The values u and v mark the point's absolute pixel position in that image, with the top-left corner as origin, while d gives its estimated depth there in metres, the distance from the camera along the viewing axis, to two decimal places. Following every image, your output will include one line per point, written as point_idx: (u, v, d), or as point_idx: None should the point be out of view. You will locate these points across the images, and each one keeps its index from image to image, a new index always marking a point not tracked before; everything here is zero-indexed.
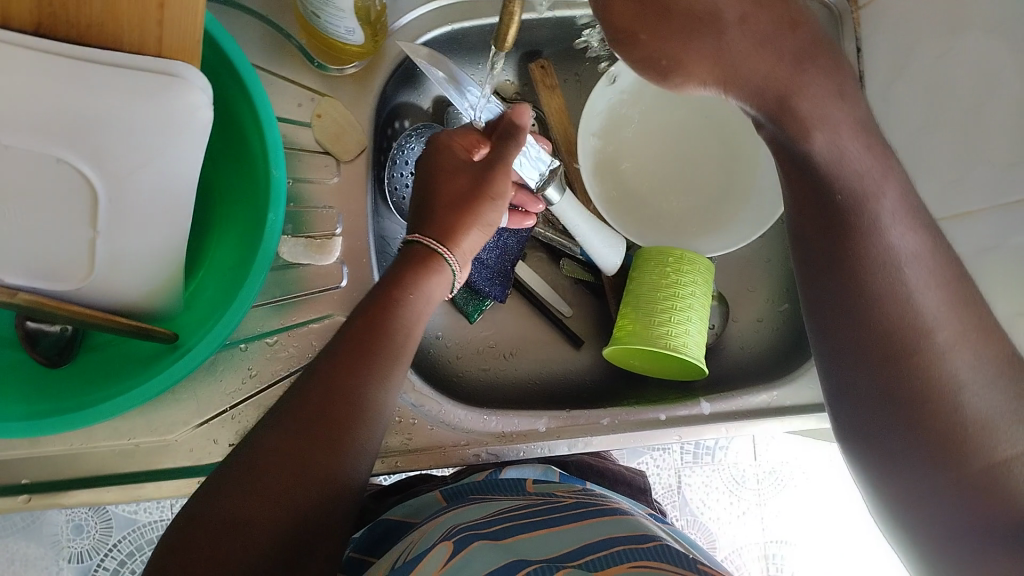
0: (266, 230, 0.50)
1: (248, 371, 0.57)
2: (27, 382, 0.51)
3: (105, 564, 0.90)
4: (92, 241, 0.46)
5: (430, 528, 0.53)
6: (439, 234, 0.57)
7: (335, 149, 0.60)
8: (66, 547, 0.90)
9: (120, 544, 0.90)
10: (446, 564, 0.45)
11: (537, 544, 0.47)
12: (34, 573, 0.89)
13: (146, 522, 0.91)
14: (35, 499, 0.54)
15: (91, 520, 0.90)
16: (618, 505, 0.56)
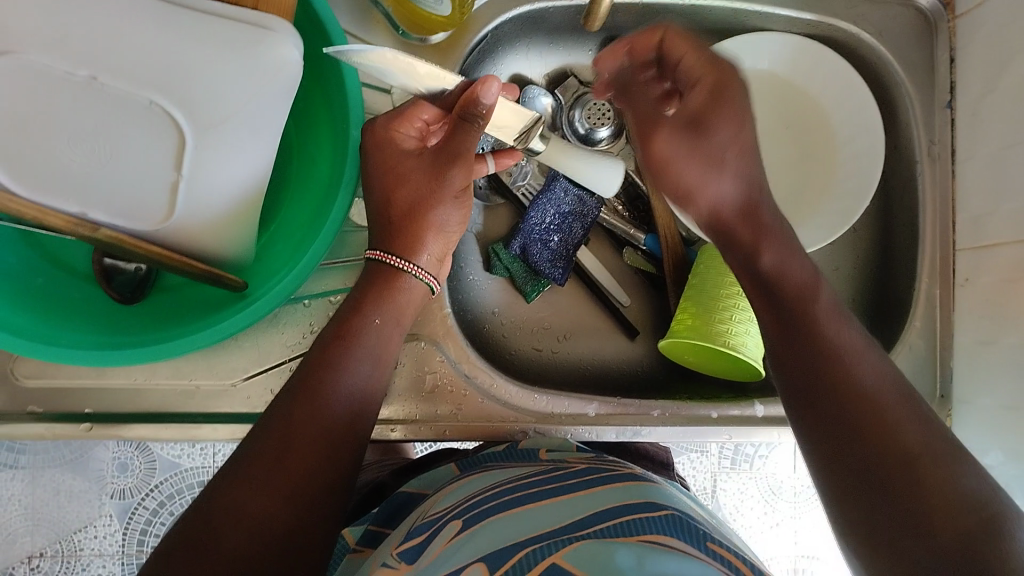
0: (340, 187, 0.51)
1: (309, 327, 0.58)
2: (98, 315, 0.53)
3: (146, 503, 0.93)
4: (174, 183, 0.47)
5: (443, 498, 0.55)
6: (402, 250, 0.52)
7: None
8: (110, 484, 0.92)
9: (161, 486, 0.93)
10: (446, 544, 0.47)
11: (537, 518, 0.48)
12: (78, 506, 0.92)
13: (188, 467, 0.93)
14: (96, 428, 0.55)
15: (135, 460, 0.93)
16: (635, 470, 0.56)
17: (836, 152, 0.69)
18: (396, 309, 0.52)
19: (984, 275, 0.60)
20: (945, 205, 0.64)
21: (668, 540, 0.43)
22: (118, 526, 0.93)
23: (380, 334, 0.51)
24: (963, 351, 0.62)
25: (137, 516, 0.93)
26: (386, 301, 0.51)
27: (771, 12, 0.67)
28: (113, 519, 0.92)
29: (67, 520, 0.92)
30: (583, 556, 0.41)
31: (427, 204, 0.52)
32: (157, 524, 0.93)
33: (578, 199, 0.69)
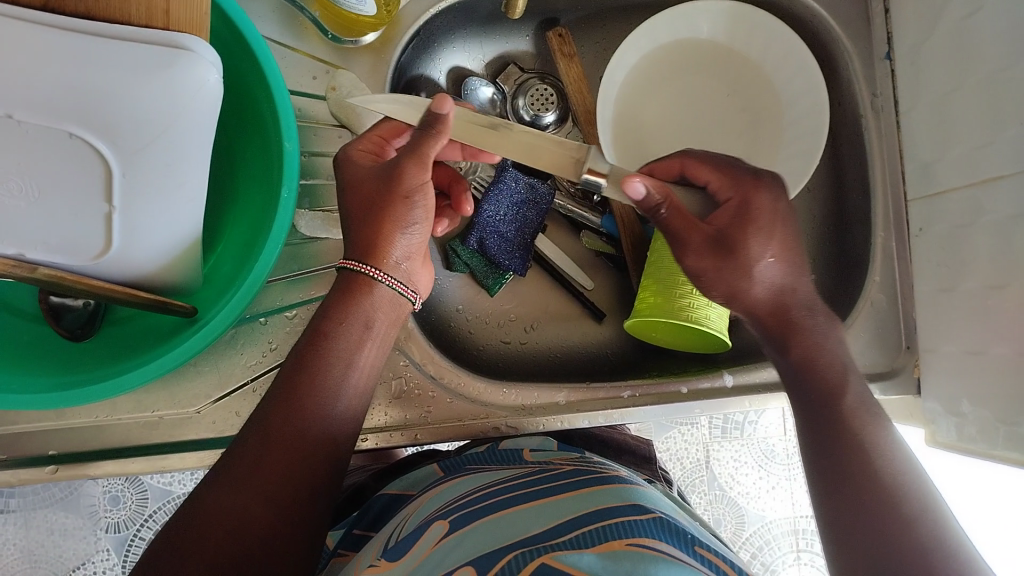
0: (279, 203, 0.50)
1: (268, 345, 0.57)
2: (50, 355, 0.52)
3: (141, 534, 0.92)
4: (107, 215, 0.46)
5: (426, 502, 0.55)
6: (365, 252, 0.50)
7: (351, 122, 0.59)
8: (104, 518, 0.92)
9: (155, 516, 0.92)
10: (436, 544, 0.47)
11: (527, 520, 0.48)
12: (73, 543, 0.91)
13: (181, 494, 0.92)
14: (63, 469, 0.55)
15: (127, 492, 0.92)
16: (618, 472, 0.57)
17: (783, 114, 0.68)
18: (362, 320, 0.50)
19: (938, 222, 0.60)
20: (894, 156, 0.64)
21: (652, 541, 0.44)
22: (116, 560, 0.91)
23: (355, 345, 0.49)
24: (924, 301, 0.62)
25: (133, 548, 0.92)
26: (356, 312, 0.49)
27: None
28: (110, 553, 0.91)
29: (64, 557, 0.91)
30: (577, 555, 0.41)
31: (386, 201, 0.50)
32: None
33: (530, 187, 0.68)
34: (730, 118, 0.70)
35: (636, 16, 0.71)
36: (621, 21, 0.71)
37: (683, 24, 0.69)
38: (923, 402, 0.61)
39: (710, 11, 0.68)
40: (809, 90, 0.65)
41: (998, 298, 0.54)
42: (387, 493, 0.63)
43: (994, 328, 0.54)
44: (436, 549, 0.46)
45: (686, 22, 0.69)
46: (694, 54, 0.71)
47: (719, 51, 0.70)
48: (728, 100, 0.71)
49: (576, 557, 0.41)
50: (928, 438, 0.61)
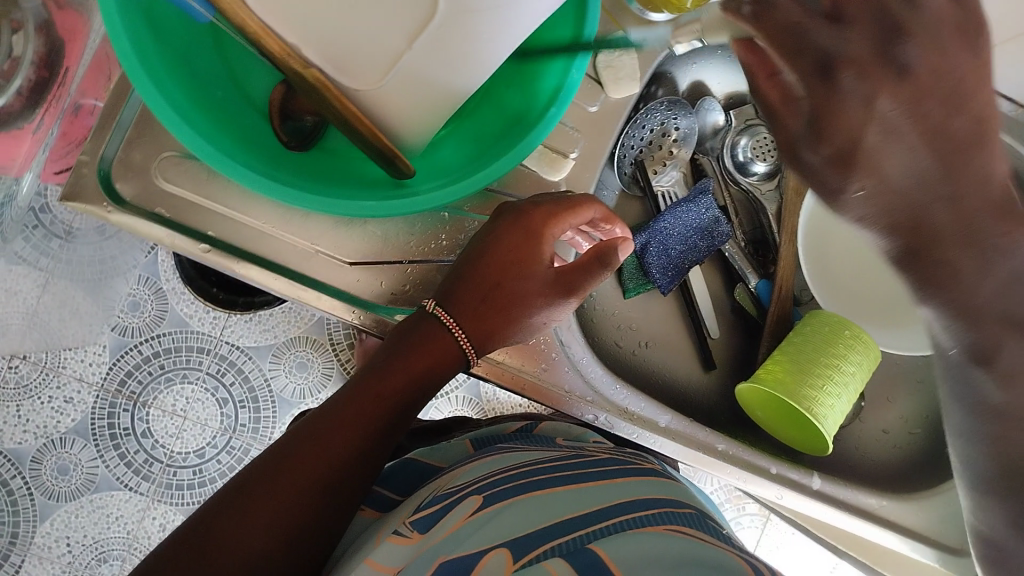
0: (543, 119, 0.51)
1: (438, 237, 0.59)
2: (264, 148, 0.52)
3: (141, 349, 0.84)
4: (398, 55, 0.47)
5: (459, 475, 0.57)
6: (469, 328, 0.56)
7: (608, 81, 0.61)
8: (116, 317, 0.83)
9: (162, 338, 0.84)
10: (467, 518, 0.48)
11: (565, 501, 0.49)
12: (77, 324, 0.83)
13: (195, 331, 0.85)
14: (212, 253, 0.55)
15: (149, 300, 0.84)
16: (653, 463, 0.58)
17: None
18: (431, 355, 0.55)
19: None
20: None
21: (689, 531, 0.44)
22: (107, 361, 0.83)
23: (424, 371, 0.55)
24: None
25: (128, 358, 0.83)
26: (427, 344, 0.55)
27: None
28: (104, 352, 0.83)
29: (62, 335, 0.82)
30: (619, 546, 0.41)
31: (521, 311, 0.56)
32: (144, 373, 0.84)
33: (716, 220, 0.68)
34: None
35: None
36: None
37: None
38: None
39: None
40: None
41: None
42: (421, 459, 0.63)
43: None
44: (464, 524, 0.48)
45: None
46: None
47: None
48: None
49: (619, 542, 0.42)
50: None
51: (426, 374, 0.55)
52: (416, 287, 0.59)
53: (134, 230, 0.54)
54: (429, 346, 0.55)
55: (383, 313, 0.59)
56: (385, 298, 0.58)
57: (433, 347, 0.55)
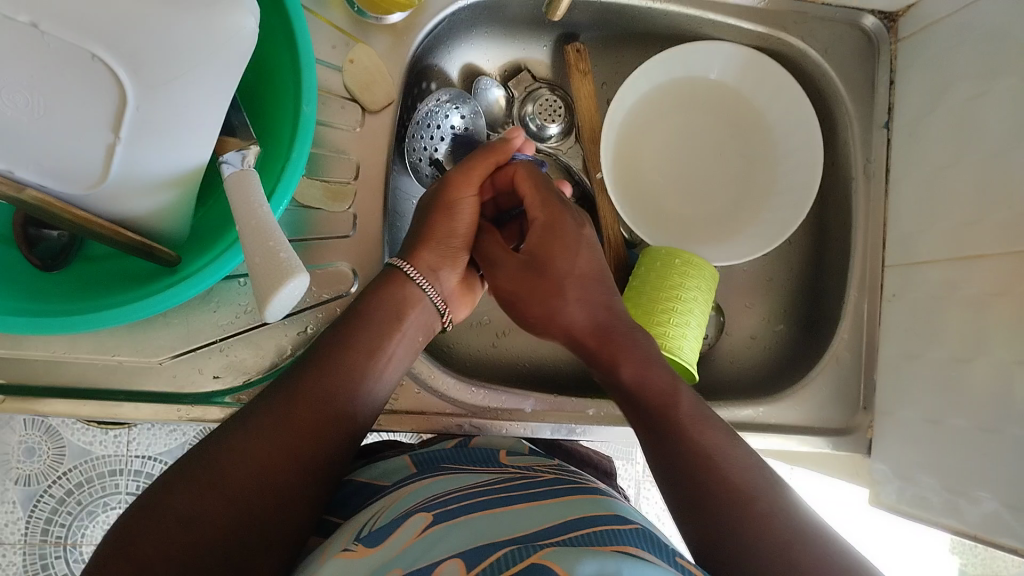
0: (287, 165, 0.48)
1: (241, 307, 0.56)
2: (20, 279, 0.50)
3: (52, 491, 0.86)
4: (110, 147, 0.44)
5: (406, 495, 0.50)
6: (419, 267, 0.54)
7: (364, 98, 0.59)
8: (15, 469, 0.85)
9: (69, 475, 0.86)
10: (417, 536, 0.43)
11: (502, 525, 0.44)
12: None
13: (100, 455, 0.86)
14: (10, 402, 0.53)
15: (44, 443, 0.86)
16: (597, 484, 0.54)
17: (777, 165, 0.71)
18: (394, 312, 0.52)
19: (912, 291, 0.64)
20: (879, 221, 0.68)
21: (630, 549, 0.39)
22: (21, 514, 0.85)
23: (377, 353, 0.51)
24: (888, 363, 0.65)
25: (41, 504, 0.85)
26: (391, 311, 0.52)
27: (722, 21, 0.69)
28: (16, 507, 0.85)
29: None
30: (565, 553, 0.37)
31: (445, 224, 0.55)
32: (63, 513, 0.86)
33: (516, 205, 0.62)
34: (725, 160, 0.72)
35: (652, 47, 0.72)
36: (638, 46, 0.72)
37: (699, 61, 0.70)
38: (873, 463, 0.65)
39: (725, 55, 0.69)
40: (808, 145, 0.68)
41: (964, 369, 0.57)
42: (353, 482, 0.57)
43: (955, 398, 0.58)
44: (419, 542, 0.42)
45: (701, 60, 0.70)
46: (698, 91, 0.72)
47: (725, 93, 0.72)
48: (724, 143, 0.72)
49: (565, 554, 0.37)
50: (871, 498, 0.65)
51: (383, 322, 0.51)
52: (247, 360, 0.57)
53: None
54: (400, 288, 0.53)
55: (207, 401, 0.55)
56: (211, 383, 0.56)
57: (401, 308, 0.52)
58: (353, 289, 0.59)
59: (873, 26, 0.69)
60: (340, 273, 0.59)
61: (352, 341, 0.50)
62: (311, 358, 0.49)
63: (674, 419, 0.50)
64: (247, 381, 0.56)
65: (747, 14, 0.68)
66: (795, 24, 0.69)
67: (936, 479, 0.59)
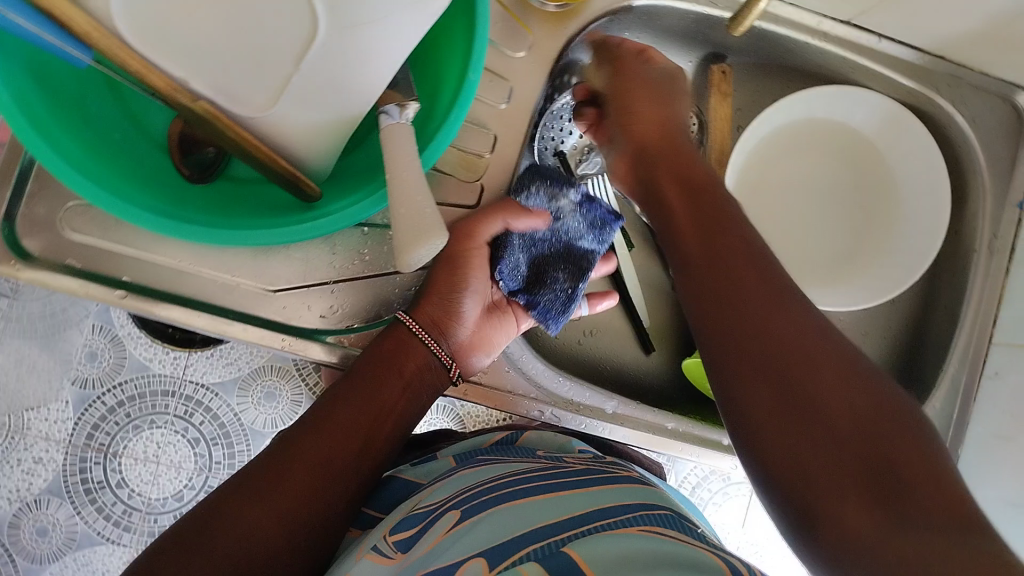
0: (443, 127, 0.49)
1: (360, 254, 0.58)
2: (167, 184, 0.52)
3: (105, 399, 0.83)
4: (288, 76, 0.45)
5: (434, 490, 0.55)
6: (427, 321, 0.56)
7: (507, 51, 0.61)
8: (75, 369, 0.83)
9: (124, 386, 0.83)
10: (446, 533, 0.47)
11: (536, 510, 0.48)
12: (37, 382, 0.83)
13: (158, 373, 0.83)
14: (130, 298, 0.54)
15: (106, 350, 0.84)
16: (631, 472, 0.57)
17: (898, 222, 0.70)
18: (395, 361, 0.55)
19: (1017, 373, 0.62)
20: (994, 298, 0.66)
21: (658, 528, 0.45)
22: (71, 416, 0.82)
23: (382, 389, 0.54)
24: (975, 440, 0.64)
25: (92, 410, 0.83)
26: (393, 359, 0.55)
27: (875, 69, 0.68)
28: (68, 407, 0.82)
29: (23, 395, 0.82)
30: (594, 543, 0.41)
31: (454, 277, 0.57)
32: (109, 424, 0.83)
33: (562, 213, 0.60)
34: (847, 207, 0.72)
35: (794, 80, 0.72)
36: (782, 77, 0.72)
37: (842, 103, 0.69)
38: None
39: (871, 104, 0.69)
40: (934, 208, 0.68)
41: None
42: (399, 478, 0.59)
43: None
44: (445, 539, 0.46)
45: (844, 103, 0.69)
46: (833, 134, 0.72)
47: (857, 140, 0.71)
48: (847, 190, 0.72)
49: (593, 541, 0.42)
50: None
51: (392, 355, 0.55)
52: (353, 305, 0.58)
53: (45, 285, 0.53)
54: (400, 338, 0.55)
55: (311, 337, 0.57)
56: (316, 321, 0.57)
57: (401, 360, 0.55)
58: None
59: None
60: None
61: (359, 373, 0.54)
62: (325, 397, 0.53)
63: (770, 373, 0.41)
64: (350, 326, 0.58)
65: (901, 66, 0.67)
66: (948, 86, 0.68)
67: None
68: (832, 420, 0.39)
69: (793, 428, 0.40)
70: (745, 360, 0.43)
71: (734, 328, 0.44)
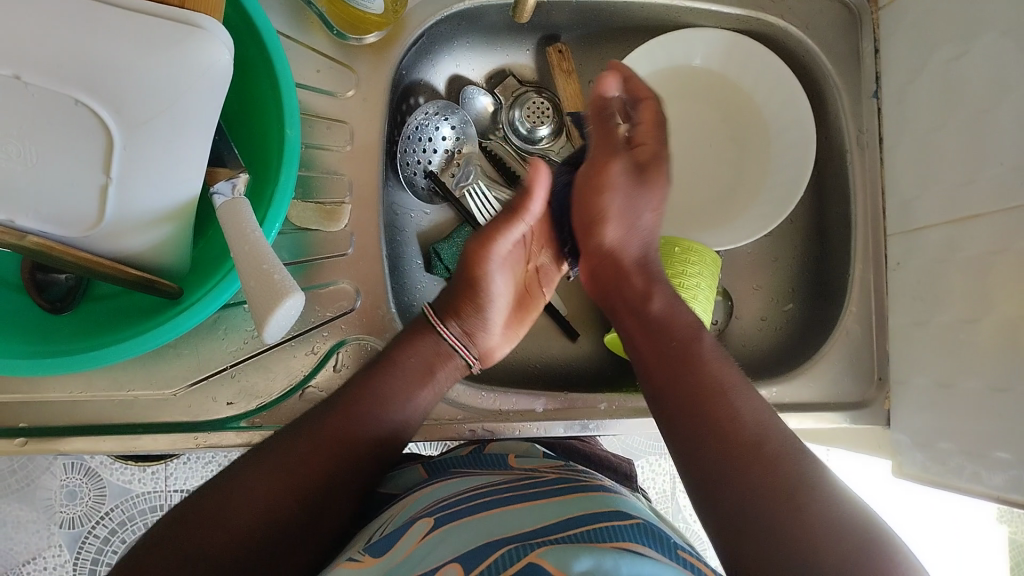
0: (277, 189, 0.49)
1: (250, 332, 0.58)
2: (31, 324, 0.52)
3: (96, 532, 0.85)
4: (103, 187, 0.45)
5: (414, 502, 0.51)
6: (463, 324, 0.58)
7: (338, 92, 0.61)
8: (59, 513, 0.85)
9: (111, 514, 0.85)
10: (421, 540, 0.43)
11: (514, 519, 0.44)
12: (26, 536, 0.85)
13: (140, 493, 0.86)
14: (31, 443, 0.54)
15: (84, 485, 0.85)
16: (597, 480, 0.53)
17: (771, 145, 0.71)
18: (423, 369, 0.55)
19: (914, 257, 0.63)
20: (877, 191, 0.67)
21: (634, 547, 0.40)
22: (69, 557, 0.85)
23: (406, 400, 0.54)
24: (897, 332, 0.65)
25: (87, 545, 0.85)
26: (422, 364, 0.55)
27: (700, 8, 0.69)
28: (62, 549, 0.85)
29: (15, 551, 0.85)
30: (564, 552, 0.37)
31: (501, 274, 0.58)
32: (109, 553, 0.85)
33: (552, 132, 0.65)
34: (720, 145, 0.72)
35: (635, 40, 0.73)
36: (621, 40, 0.73)
37: (682, 49, 0.70)
38: (892, 433, 0.65)
39: (708, 40, 0.70)
40: (797, 122, 0.68)
41: (970, 331, 0.57)
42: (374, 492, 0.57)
43: (964, 361, 0.57)
44: (419, 547, 0.42)
45: (683, 48, 0.70)
46: (685, 79, 0.72)
47: (710, 78, 0.72)
48: (718, 128, 0.72)
49: (566, 551, 0.37)
50: (894, 468, 0.65)
51: (416, 371, 0.55)
52: (259, 384, 0.58)
53: None
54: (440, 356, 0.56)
55: (223, 427, 0.56)
56: (225, 410, 0.57)
57: (427, 363, 0.56)
58: (357, 305, 0.60)
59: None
60: (343, 291, 0.60)
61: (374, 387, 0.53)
62: (330, 404, 0.52)
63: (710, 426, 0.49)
64: (259, 404, 0.57)
65: None
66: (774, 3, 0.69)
67: (955, 443, 0.58)
68: (750, 482, 0.46)
69: (724, 470, 0.47)
70: (696, 447, 0.49)
71: (687, 420, 0.50)
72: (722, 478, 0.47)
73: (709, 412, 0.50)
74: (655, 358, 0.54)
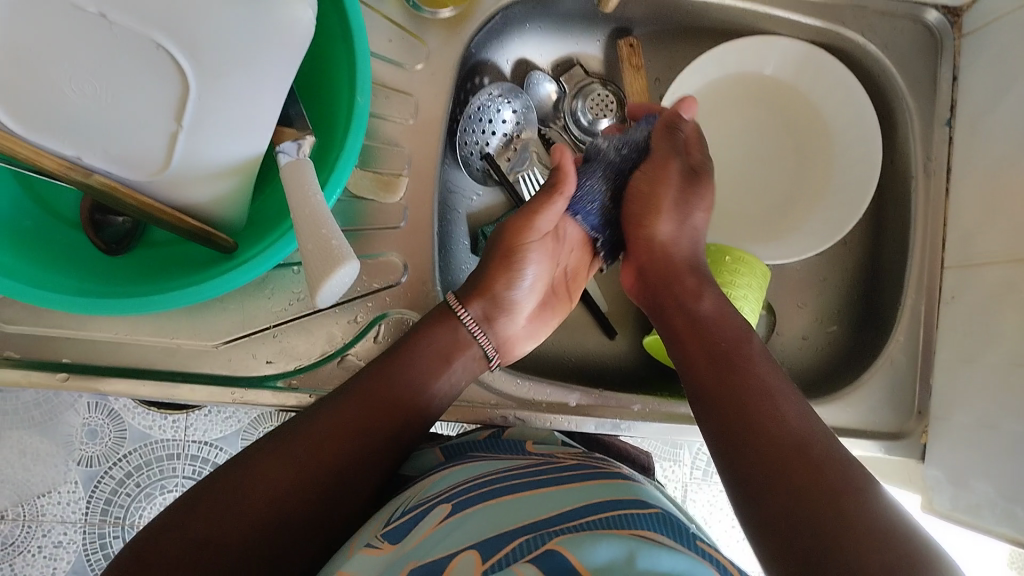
0: (342, 153, 0.49)
1: (294, 294, 0.58)
2: (84, 261, 0.52)
3: (112, 473, 0.86)
4: (172, 135, 0.45)
5: (431, 484, 0.50)
6: (475, 313, 0.57)
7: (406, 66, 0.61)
8: (79, 450, 0.86)
9: (129, 457, 0.86)
10: (436, 526, 0.42)
11: (528, 507, 0.43)
12: (43, 469, 0.85)
13: (159, 439, 0.87)
14: (72, 379, 0.54)
15: (106, 426, 0.86)
16: (620, 469, 0.52)
17: (834, 162, 0.70)
18: (441, 354, 0.55)
19: (970, 293, 0.62)
20: (939, 220, 0.66)
21: (648, 533, 0.38)
22: (83, 494, 0.86)
23: (431, 381, 0.54)
24: (943, 367, 0.64)
25: (102, 485, 0.86)
26: (442, 349, 0.55)
27: (778, 17, 0.68)
28: (78, 486, 0.86)
29: (31, 483, 0.85)
30: (580, 539, 0.36)
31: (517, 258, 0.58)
32: (122, 495, 0.86)
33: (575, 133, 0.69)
34: (780, 158, 0.71)
35: (707, 43, 0.72)
36: (691, 41, 0.72)
37: (755, 56, 0.69)
38: (926, 468, 0.64)
39: (782, 51, 0.68)
40: (864, 141, 0.67)
41: (1020, 374, 0.56)
42: None
43: (1010, 403, 0.56)
44: (435, 531, 0.42)
45: (757, 56, 0.69)
46: (753, 85, 0.71)
47: (779, 88, 0.71)
48: (782, 139, 0.71)
49: (579, 539, 0.36)
50: (925, 503, 0.64)
51: (435, 351, 0.55)
52: (299, 346, 0.58)
53: None
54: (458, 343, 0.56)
55: (261, 385, 0.57)
56: (263, 368, 0.57)
57: (451, 348, 0.55)
58: (403, 278, 0.60)
59: (936, 22, 0.67)
60: (390, 264, 0.60)
61: (409, 363, 0.53)
62: (370, 372, 0.52)
63: (760, 422, 0.49)
64: (298, 366, 0.58)
65: (804, 8, 0.68)
66: (853, 19, 0.68)
67: (991, 486, 0.57)
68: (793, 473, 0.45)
69: (769, 460, 0.46)
70: (745, 431, 0.49)
71: (730, 404, 0.50)
72: (769, 466, 0.46)
73: (761, 407, 0.49)
74: (715, 353, 0.54)
